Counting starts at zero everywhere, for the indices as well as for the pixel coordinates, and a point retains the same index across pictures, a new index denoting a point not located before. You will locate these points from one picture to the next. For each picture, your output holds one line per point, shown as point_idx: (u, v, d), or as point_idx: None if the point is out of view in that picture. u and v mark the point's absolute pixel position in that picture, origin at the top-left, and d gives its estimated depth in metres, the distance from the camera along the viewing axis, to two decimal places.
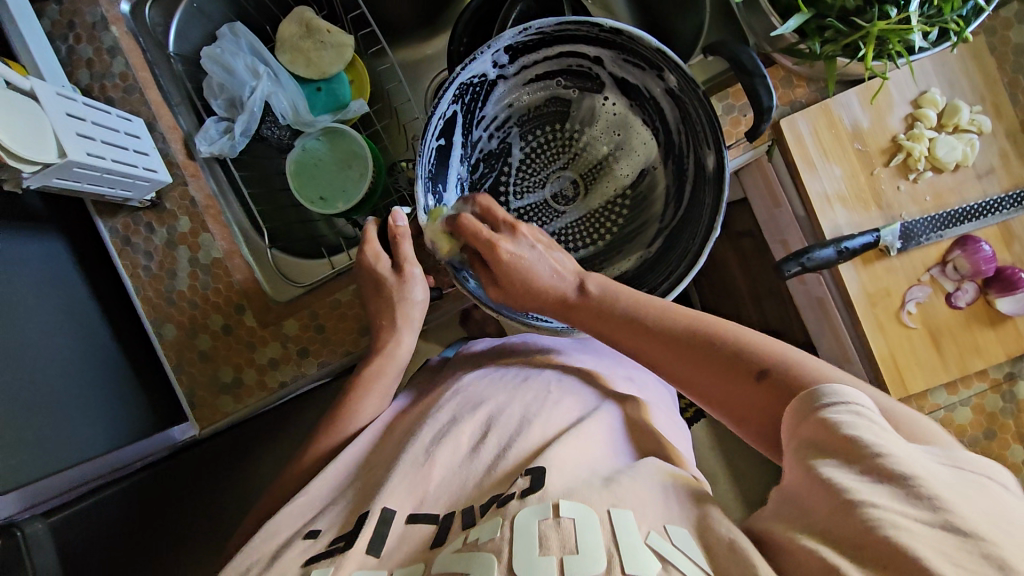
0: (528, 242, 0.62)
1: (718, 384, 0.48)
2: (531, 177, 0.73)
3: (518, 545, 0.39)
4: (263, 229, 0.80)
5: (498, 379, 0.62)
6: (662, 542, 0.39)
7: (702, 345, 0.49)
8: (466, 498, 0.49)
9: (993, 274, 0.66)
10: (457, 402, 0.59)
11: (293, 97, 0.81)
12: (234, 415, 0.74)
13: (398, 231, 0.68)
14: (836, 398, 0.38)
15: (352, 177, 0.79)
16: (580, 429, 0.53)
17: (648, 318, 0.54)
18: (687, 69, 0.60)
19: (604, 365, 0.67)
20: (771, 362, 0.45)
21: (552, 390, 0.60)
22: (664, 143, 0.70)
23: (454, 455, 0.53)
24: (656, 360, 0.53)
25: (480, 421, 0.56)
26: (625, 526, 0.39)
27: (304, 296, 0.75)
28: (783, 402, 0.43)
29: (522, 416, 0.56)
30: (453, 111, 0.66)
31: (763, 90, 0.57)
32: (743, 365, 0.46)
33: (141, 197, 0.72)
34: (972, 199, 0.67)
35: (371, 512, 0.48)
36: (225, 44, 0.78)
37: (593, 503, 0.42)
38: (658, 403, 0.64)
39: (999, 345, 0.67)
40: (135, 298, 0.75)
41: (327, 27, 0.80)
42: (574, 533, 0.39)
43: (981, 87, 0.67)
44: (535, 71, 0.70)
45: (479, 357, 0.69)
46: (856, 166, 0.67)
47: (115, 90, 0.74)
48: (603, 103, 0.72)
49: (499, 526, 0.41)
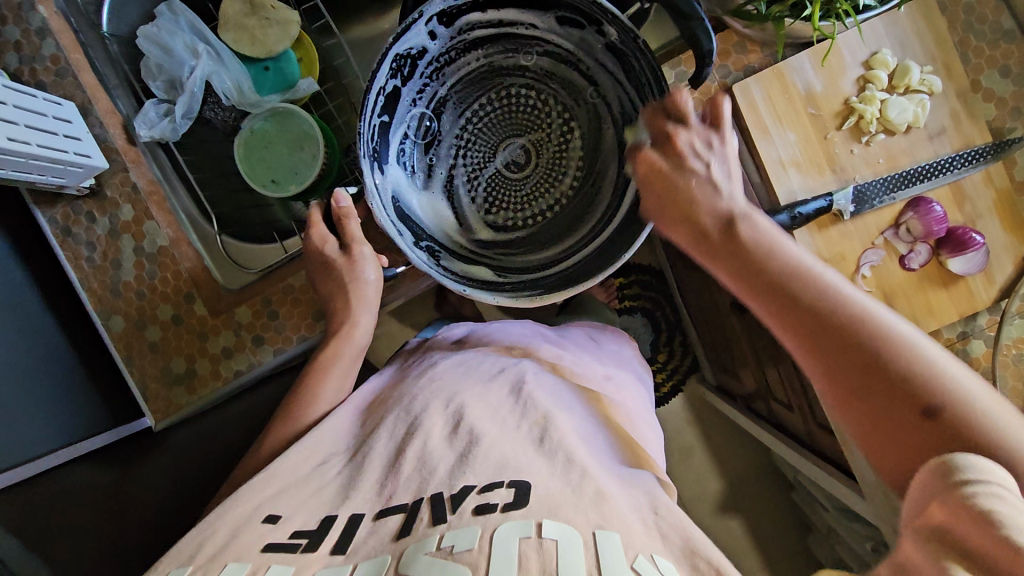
0: (696, 158, 0.51)
1: (873, 409, 0.42)
2: (481, 148, 0.72)
3: (495, 556, 0.39)
4: (212, 216, 0.78)
5: (471, 369, 0.61)
6: (646, 565, 0.39)
7: (877, 352, 0.41)
8: (436, 486, 0.48)
9: (944, 235, 0.66)
10: (430, 392, 0.58)
11: (236, 76, 0.77)
12: (189, 408, 0.72)
13: (342, 212, 0.65)
14: (975, 478, 0.35)
15: (304, 158, 0.77)
16: (557, 428, 0.53)
17: (815, 290, 0.45)
18: (627, 20, 0.59)
19: (584, 364, 0.67)
20: (943, 395, 0.39)
21: (527, 380, 0.59)
22: (609, 97, 0.69)
23: (426, 446, 0.52)
24: (802, 339, 0.45)
25: (453, 410, 0.55)
26: (609, 550, 0.40)
27: (257, 282, 0.73)
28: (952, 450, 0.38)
29: (497, 410, 0.55)
30: (393, 85, 0.65)
31: (703, 32, 0.55)
32: (908, 393, 0.40)
33: (77, 184, 0.69)
34: (923, 159, 0.67)
35: (338, 517, 0.48)
36: (162, 23, 0.75)
37: (577, 524, 0.42)
38: (630, 408, 0.65)
39: (951, 305, 0.68)
40: (80, 290, 0.72)
41: (271, 3, 0.78)
42: (555, 554, 0.39)
43: (932, 47, 0.67)
44: (471, 40, 0.68)
45: (455, 345, 0.70)
46: (810, 130, 0.67)
47: (46, 73, 0.71)
48: (541, 67, 0.70)
49: (477, 535, 0.41)
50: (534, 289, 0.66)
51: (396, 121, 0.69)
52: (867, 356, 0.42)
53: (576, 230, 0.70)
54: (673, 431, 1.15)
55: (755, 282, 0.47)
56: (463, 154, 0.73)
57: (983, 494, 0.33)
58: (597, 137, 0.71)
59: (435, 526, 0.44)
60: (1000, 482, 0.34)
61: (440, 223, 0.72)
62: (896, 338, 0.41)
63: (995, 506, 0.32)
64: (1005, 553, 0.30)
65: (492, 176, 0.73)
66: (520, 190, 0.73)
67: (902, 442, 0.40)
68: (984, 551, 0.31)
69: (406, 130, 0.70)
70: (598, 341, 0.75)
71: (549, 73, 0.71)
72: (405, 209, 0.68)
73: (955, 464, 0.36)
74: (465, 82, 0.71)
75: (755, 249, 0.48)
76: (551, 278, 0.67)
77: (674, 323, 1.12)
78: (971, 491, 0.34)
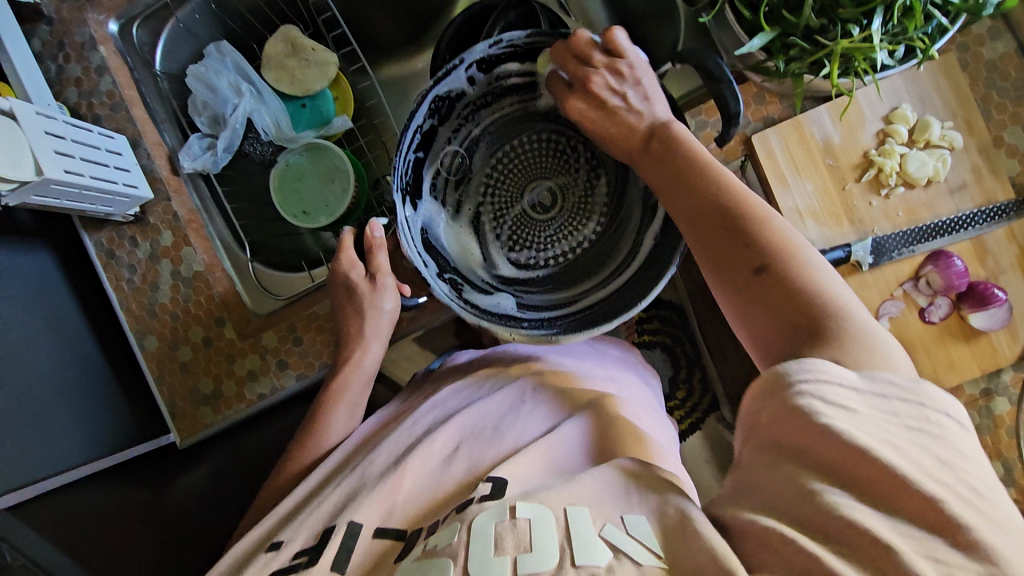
0: (620, 79, 0.57)
1: (723, 267, 0.48)
2: (508, 187, 0.75)
3: (473, 548, 0.40)
4: (245, 243, 0.80)
5: (472, 392, 0.63)
6: (615, 531, 0.40)
7: (736, 224, 0.48)
8: (436, 513, 0.50)
9: (965, 289, 0.66)
10: (432, 415, 0.60)
11: (276, 114, 0.83)
12: (214, 427, 0.75)
13: (375, 241, 0.68)
14: (801, 380, 0.37)
15: (334, 191, 0.80)
16: (550, 438, 0.54)
17: (697, 168, 0.52)
18: (657, 80, 0.60)
19: (583, 368, 0.67)
20: (778, 260, 0.45)
21: (526, 398, 0.61)
22: None
23: (427, 465, 0.54)
24: (680, 212, 0.52)
25: (453, 433, 0.57)
26: (580, 521, 0.41)
27: (284, 308, 0.76)
28: (773, 298, 0.44)
29: (494, 427, 0.57)
30: (430, 125, 0.69)
31: (730, 96, 0.59)
32: (751, 255, 0.46)
33: (124, 212, 0.74)
34: (944, 214, 0.67)
35: (337, 527, 0.49)
36: (209, 62, 0.80)
37: (548, 502, 0.43)
38: (634, 400, 0.64)
39: (974, 360, 0.67)
40: (119, 310, 0.76)
41: (311, 45, 0.82)
42: (529, 532, 0.41)
43: (952, 103, 0.67)
44: (507, 87, 0.71)
45: (462, 369, 0.70)
46: (828, 182, 0.67)
47: (102, 107, 0.77)
48: None
49: (456, 529, 0.42)
50: (552, 328, 0.67)
51: (429, 158, 0.72)
52: (727, 223, 0.48)
53: (595, 277, 0.72)
54: (692, 470, 1.12)
55: (659, 172, 0.55)
56: (491, 193, 0.75)
57: (815, 403, 0.36)
58: (622, 185, 0.72)
59: (427, 537, 0.46)
60: (822, 374, 0.37)
61: (466, 257, 0.74)
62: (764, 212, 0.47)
63: (835, 423, 0.35)
64: (871, 473, 0.34)
65: (516, 215, 0.75)
66: (543, 230, 0.75)
67: (750, 302, 0.46)
68: (870, 482, 0.34)
69: (439, 168, 0.73)
70: (600, 350, 0.75)
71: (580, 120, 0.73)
72: (434, 242, 0.72)
73: (778, 370, 0.39)
74: (498, 124, 0.74)
75: (666, 149, 0.55)
76: (571, 319, 0.69)
77: (694, 359, 1.12)
78: (818, 418, 0.35)
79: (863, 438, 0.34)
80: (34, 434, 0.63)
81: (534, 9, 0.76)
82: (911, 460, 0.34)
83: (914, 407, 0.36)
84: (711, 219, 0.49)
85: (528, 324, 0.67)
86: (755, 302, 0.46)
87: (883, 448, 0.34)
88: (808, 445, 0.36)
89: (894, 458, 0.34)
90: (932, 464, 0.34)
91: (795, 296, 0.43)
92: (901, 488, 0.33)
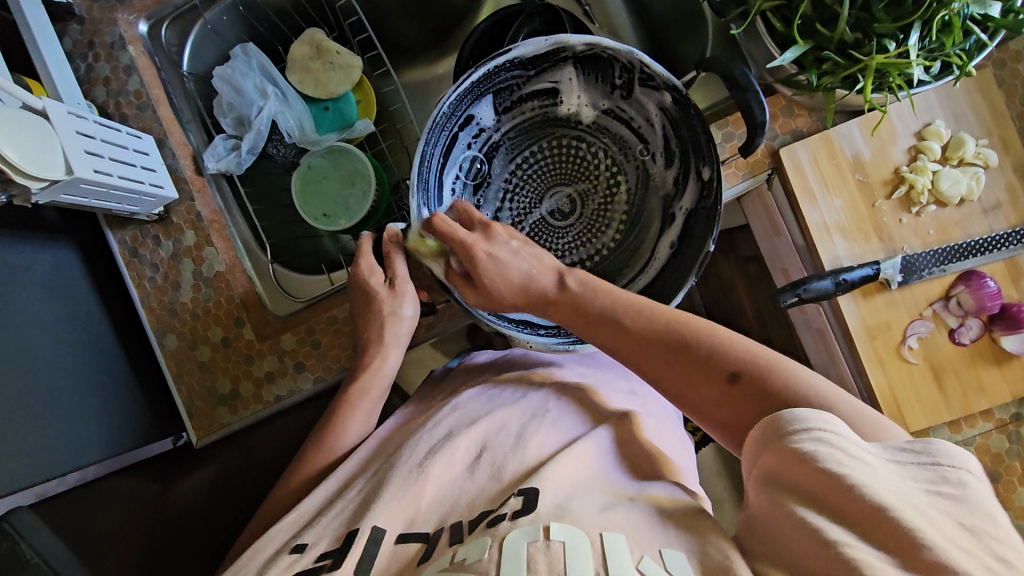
0: (504, 240, 0.61)
1: (688, 383, 0.49)
2: (527, 194, 0.74)
3: (506, 564, 0.39)
4: (265, 245, 0.81)
5: (493, 396, 0.62)
6: (653, 566, 0.39)
7: (691, 344, 0.50)
8: (456, 514, 0.50)
9: (998, 311, 0.64)
10: (455, 418, 0.60)
11: (299, 116, 0.83)
12: (230, 427, 0.75)
13: (392, 246, 0.69)
14: (800, 435, 0.37)
15: (355, 194, 0.80)
16: (579, 446, 0.53)
17: (626, 314, 0.55)
18: (681, 87, 0.62)
19: (603, 380, 0.68)
20: (741, 364, 0.46)
21: (551, 407, 0.60)
22: (661, 153, 0.70)
23: (450, 469, 0.53)
24: (623, 352, 0.54)
25: (476, 439, 0.56)
26: (617, 553, 0.39)
27: (303, 311, 0.77)
28: (757, 402, 0.44)
29: (517, 433, 0.57)
30: (451, 134, 0.67)
31: (756, 105, 0.58)
32: (715, 367, 0.47)
33: (148, 212, 0.74)
34: (977, 233, 0.66)
35: (360, 530, 0.48)
36: (236, 64, 0.80)
37: (583, 527, 0.42)
38: (655, 417, 0.64)
39: (1003, 383, 0.66)
40: (139, 308, 0.76)
41: (336, 48, 0.82)
42: (563, 557, 0.39)
43: (987, 121, 0.66)
44: (525, 91, 0.70)
45: (481, 371, 0.70)
46: (857, 197, 0.66)
47: (129, 107, 0.77)
48: (588, 115, 0.72)
49: (487, 546, 0.41)
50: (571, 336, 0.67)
51: (449, 164, 0.70)
52: (680, 347, 0.50)
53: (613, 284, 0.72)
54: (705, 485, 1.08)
55: (586, 323, 0.57)
56: (511, 198, 0.74)
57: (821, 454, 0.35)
58: (643, 192, 0.72)
59: (452, 546, 0.45)
60: (824, 430, 0.37)
61: None
62: (710, 329, 0.50)
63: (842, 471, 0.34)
64: (883, 528, 0.32)
65: (536, 223, 0.74)
66: (561, 237, 0.74)
67: (735, 409, 0.45)
68: (888, 540, 0.32)
69: (458, 171, 0.71)
70: None
71: (602, 127, 0.73)
72: None
73: (781, 436, 0.38)
74: (520, 129, 0.73)
75: (578, 304, 0.58)
76: None
77: None
78: (825, 463, 0.35)
79: (878, 492, 0.33)
80: (56, 429, 0.64)
81: (560, 16, 0.76)
82: (932, 523, 0.32)
83: (932, 471, 0.35)
84: (665, 346, 0.51)
85: (545, 333, 0.67)
86: (739, 411, 0.45)
87: (899, 509, 0.32)
88: (820, 497, 0.35)
89: (906, 515, 0.32)
90: (956, 530, 0.32)
91: (777, 392, 0.43)
92: (913, 546, 0.31)
